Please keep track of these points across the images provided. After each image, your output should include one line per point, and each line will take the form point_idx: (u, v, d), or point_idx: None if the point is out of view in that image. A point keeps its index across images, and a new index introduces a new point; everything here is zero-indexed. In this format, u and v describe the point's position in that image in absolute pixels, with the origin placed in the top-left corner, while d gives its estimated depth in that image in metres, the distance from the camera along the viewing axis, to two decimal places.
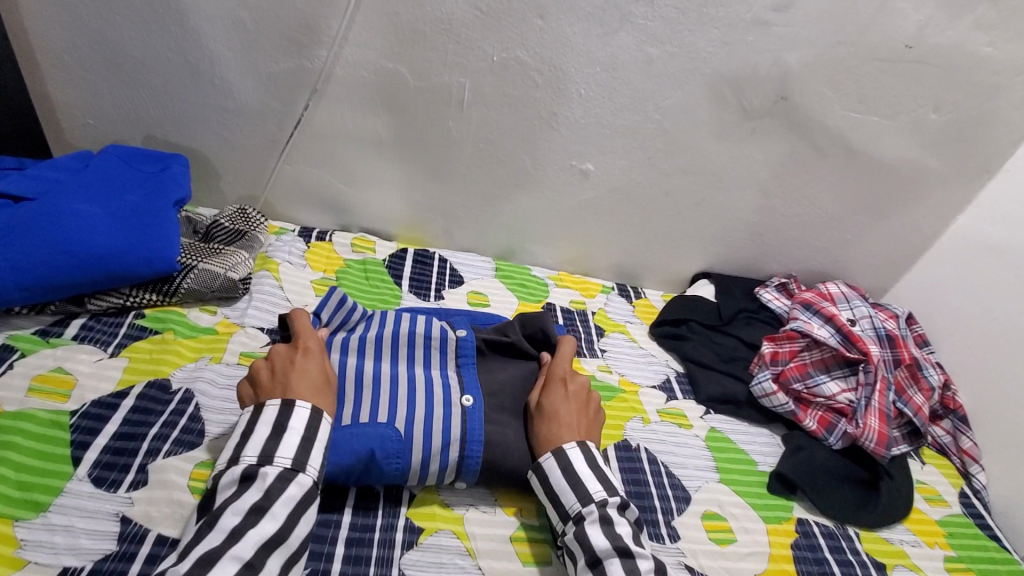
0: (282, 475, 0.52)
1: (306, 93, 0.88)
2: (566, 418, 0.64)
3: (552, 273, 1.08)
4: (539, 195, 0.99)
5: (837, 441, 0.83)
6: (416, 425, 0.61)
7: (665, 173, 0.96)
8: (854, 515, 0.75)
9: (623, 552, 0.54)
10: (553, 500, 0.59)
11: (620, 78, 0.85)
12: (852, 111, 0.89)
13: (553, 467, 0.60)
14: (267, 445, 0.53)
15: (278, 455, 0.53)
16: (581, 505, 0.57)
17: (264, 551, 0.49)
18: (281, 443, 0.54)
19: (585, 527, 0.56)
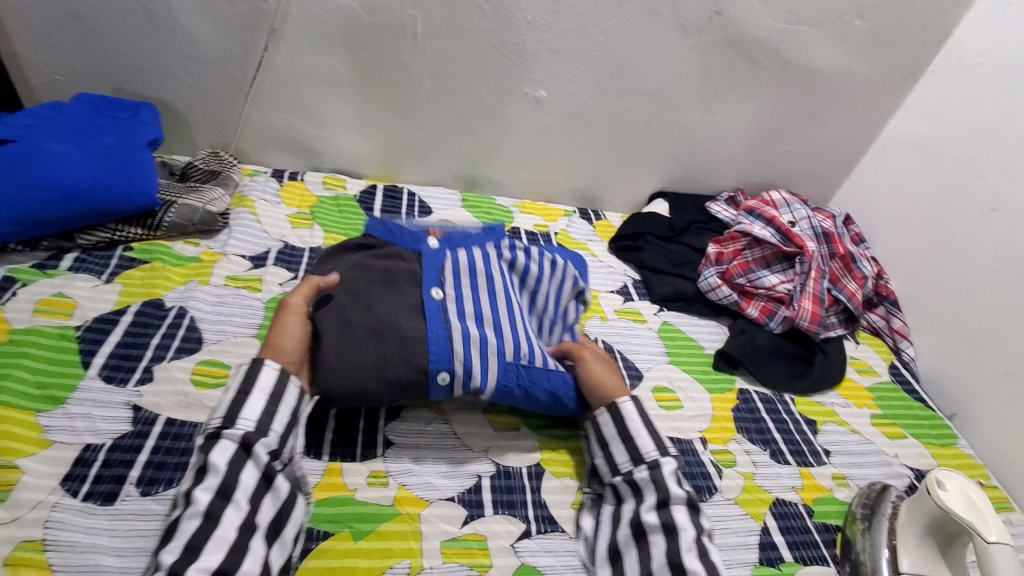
0: (212, 435, 0.53)
1: (264, 35, 0.92)
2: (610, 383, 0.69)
3: (517, 202, 1.15)
4: (497, 126, 1.05)
5: (776, 325, 0.92)
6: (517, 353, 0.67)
7: (614, 95, 1.02)
8: (789, 384, 0.85)
9: (691, 505, 0.57)
10: (627, 440, 0.62)
11: (562, 2, 0.90)
12: (782, 22, 0.95)
13: (631, 412, 0.64)
14: (231, 408, 0.54)
15: (212, 417, 0.54)
16: (658, 454, 0.61)
17: (220, 498, 0.49)
18: (246, 407, 0.54)
19: (661, 472, 0.59)
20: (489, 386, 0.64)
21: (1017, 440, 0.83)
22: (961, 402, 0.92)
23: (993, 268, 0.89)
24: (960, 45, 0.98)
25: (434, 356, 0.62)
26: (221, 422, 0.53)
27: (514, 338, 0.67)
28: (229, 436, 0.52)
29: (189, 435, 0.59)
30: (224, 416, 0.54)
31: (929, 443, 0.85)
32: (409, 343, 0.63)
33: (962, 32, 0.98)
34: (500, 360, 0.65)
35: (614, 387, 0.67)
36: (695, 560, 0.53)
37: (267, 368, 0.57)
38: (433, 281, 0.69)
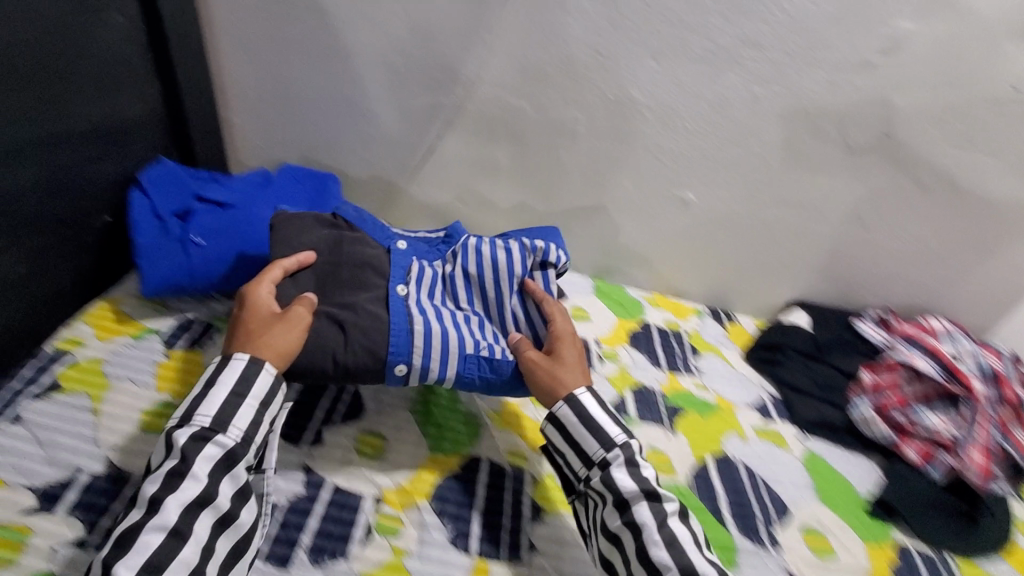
0: (195, 437, 0.59)
1: (440, 124, 1.01)
2: (578, 367, 0.74)
3: (646, 294, 1.14)
4: (638, 222, 1.07)
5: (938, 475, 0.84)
6: (459, 351, 0.74)
7: (762, 204, 1.01)
8: (954, 543, 0.78)
9: (648, 494, 0.65)
10: (577, 448, 0.69)
11: (725, 115, 0.92)
12: (956, 148, 0.92)
13: (591, 404, 0.70)
14: (218, 413, 0.60)
15: (197, 415, 0.60)
16: (604, 451, 0.67)
17: (188, 513, 0.56)
18: (237, 414, 0.61)
19: (610, 471, 0.66)
20: (450, 375, 0.73)
21: None
22: None
23: None
24: None
25: (394, 350, 0.72)
26: (205, 425, 0.60)
27: (472, 335, 0.75)
28: (215, 445, 0.59)
29: (353, 506, 0.68)
30: (209, 420, 0.60)
31: None
32: (372, 331, 0.72)
33: None
34: (459, 354, 0.74)
35: (565, 386, 0.72)
36: (664, 550, 0.61)
37: (266, 372, 0.64)
38: (401, 278, 0.78)
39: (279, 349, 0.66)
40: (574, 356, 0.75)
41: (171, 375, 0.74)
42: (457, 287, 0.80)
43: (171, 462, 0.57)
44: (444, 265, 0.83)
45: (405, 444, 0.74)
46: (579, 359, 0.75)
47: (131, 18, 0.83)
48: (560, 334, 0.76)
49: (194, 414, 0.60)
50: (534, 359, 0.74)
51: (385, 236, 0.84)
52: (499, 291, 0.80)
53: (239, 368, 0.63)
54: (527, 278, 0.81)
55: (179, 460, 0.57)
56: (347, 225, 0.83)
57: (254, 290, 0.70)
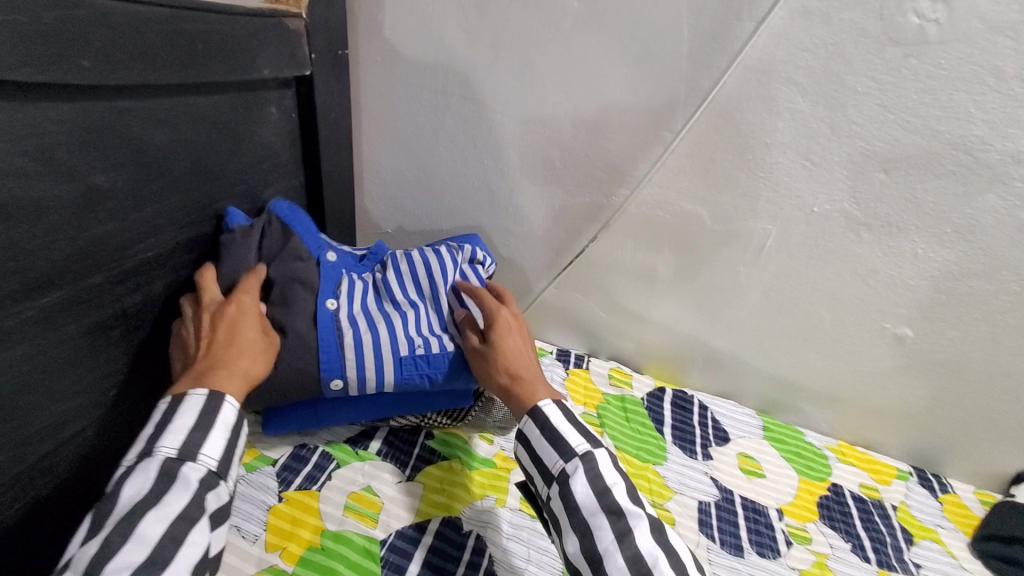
0: (164, 471, 0.47)
1: (595, 227, 0.88)
2: (523, 361, 0.67)
3: (830, 442, 0.93)
4: (830, 354, 0.87)
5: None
6: (386, 355, 0.67)
7: (1009, 352, 0.78)
8: None
9: (611, 510, 0.52)
10: (538, 465, 0.58)
11: (974, 242, 0.73)
12: None
13: (556, 413, 0.60)
14: (188, 440, 0.49)
15: (161, 446, 0.48)
16: (564, 461, 0.56)
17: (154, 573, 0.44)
18: (207, 441, 0.50)
19: (570, 482, 0.55)
20: (389, 380, 0.68)
21: None
22: None
23: None
24: None
25: (326, 365, 0.65)
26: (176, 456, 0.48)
27: (406, 334, 0.69)
28: (196, 467, 0.48)
29: None
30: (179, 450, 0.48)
31: None
32: (299, 351, 0.64)
33: None
34: (394, 358, 0.68)
35: (525, 387, 0.64)
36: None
37: (225, 405, 0.52)
38: (331, 292, 0.69)
39: (246, 369, 0.56)
40: (518, 364, 0.66)
41: (278, 525, 0.62)
42: (392, 286, 0.73)
43: (138, 492, 0.46)
44: (375, 273, 0.76)
45: None
46: (524, 353, 0.68)
47: (285, 109, 0.79)
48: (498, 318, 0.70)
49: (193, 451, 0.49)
50: (471, 349, 0.68)
51: (317, 244, 0.73)
52: (434, 283, 0.74)
53: (200, 403, 0.51)
54: (461, 274, 0.78)
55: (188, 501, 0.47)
56: (276, 224, 0.72)
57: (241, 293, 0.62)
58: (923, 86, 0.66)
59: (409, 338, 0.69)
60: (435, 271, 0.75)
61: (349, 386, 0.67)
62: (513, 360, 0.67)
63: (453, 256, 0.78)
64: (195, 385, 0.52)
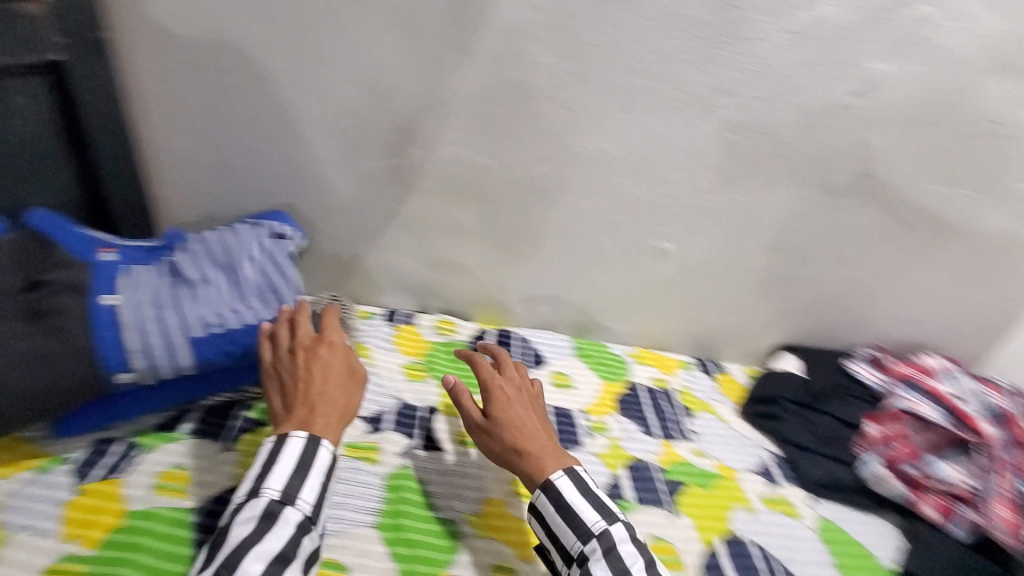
0: (272, 505, 0.58)
1: (399, 188, 0.94)
2: (334, 392, 0.68)
3: (631, 350, 1.08)
4: (619, 275, 1.01)
5: (961, 534, 0.78)
6: (182, 338, 0.68)
7: (744, 250, 0.97)
8: None
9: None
10: (556, 542, 0.64)
11: (700, 163, 0.89)
12: (938, 185, 0.88)
13: (567, 489, 0.64)
14: (288, 485, 0.59)
15: (266, 488, 0.59)
16: (582, 542, 0.62)
17: None
18: (303, 486, 0.60)
19: (588, 565, 0.60)
20: (189, 361, 0.69)
21: None
22: None
23: None
24: None
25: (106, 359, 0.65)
26: (280, 498, 0.59)
27: (196, 314, 0.70)
28: (294, 510, 0.59)
29: None
30: (280, 492, 0.59)
31: None
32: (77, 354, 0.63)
33: None
34: (189, 339, 0.69)
35: (541, 467, 0.66)
36: None
37: (323, 449, 0.63)
38: (107, 288, 0.67)
39: (338, 412, 0.67)
40: (529, 439, 0.68)
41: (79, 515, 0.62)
42: (183, 266, 0.73)
43: (243, 532, 0.56)
44: (167, 260, 0.75)
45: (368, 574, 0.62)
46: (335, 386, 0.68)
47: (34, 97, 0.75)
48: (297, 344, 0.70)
49: (294, 497, 0.59)
50: (474, 425, 0.69)
51: (84, 246, 0.71)
52: (232, 256, 0.76)
53: (301, 446, 0.62)
54: (264, 247, 0.79)
55: (281, 546, 0.56)
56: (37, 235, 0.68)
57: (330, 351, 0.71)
58: (636, 36, 0.79)
59: (203, 318, 0.70)
60: (230, 249, 0.76)
61: (143, 375, 0.68)
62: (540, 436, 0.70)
63: (255, 235, 0.79)
64: (303, 427, 0.64)
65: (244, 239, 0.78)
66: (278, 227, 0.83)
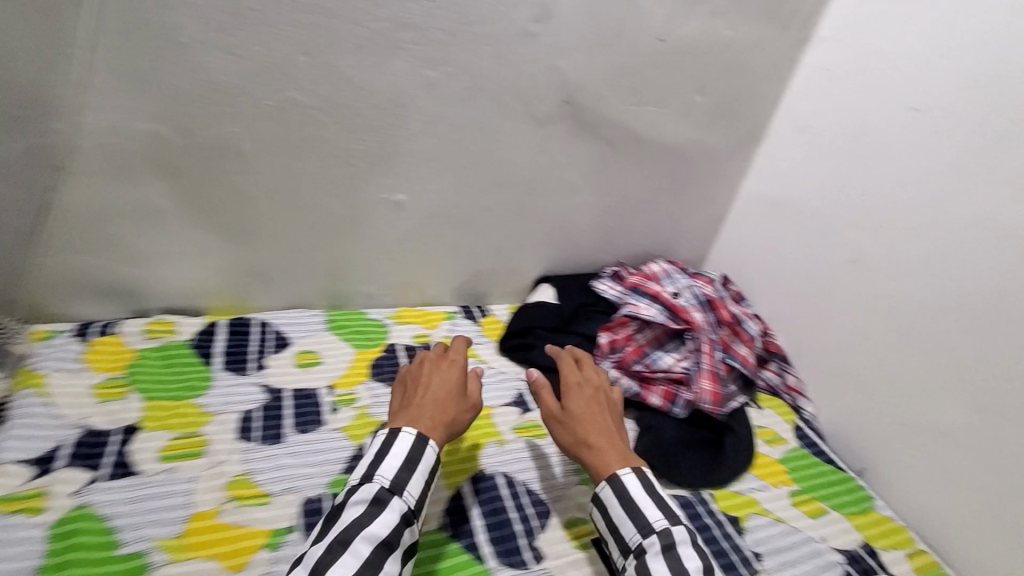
0: (382, 494, 0.60)
1: (46, 173, 0.75)
2: (588, 416, 0.73)
3: (392, 312, 1.04)
4: (358, 235, 0.95)
5: (678, 411, 0.88)
6: None
7: (477, 190, 0.96)
8: (706, 478, 0.80)
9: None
10: (614, 532, 0.64)
11: (405, 105, 0.84)
12: (629, 104, 0.95)
13: (632, 484, 0.65)
14: (399, 474, 0.62)
15: (377, 474, 0.61)
16: (641, 538, 0.62)
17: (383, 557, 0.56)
18: (409, 481, 0.62)
19: (646, 560, 0.60)
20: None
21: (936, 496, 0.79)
22: (867, 455, 0.89)
23: (863, 322, 0.89)
24: (791, 109, 1.01)
25: None
26: (390, 486, 0.61)
27: None
28: (399, 500, 0.60)
29: None
30: (392, 481, 0.61)
31: (851, 514, 0.80)
32: None
33: (791, 98, 1.01)
34: None
35: (603, 460, 0.68)
36: None
37: (406, 433, 0.64)
38: None
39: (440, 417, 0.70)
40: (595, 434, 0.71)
41: None
42: None
43: (392, 511, 0.59)
44: None
45: None
46: (590, 406, 0.74)
47: None
48: (566, 383, 0.77)
49: (402, 489, 0.61)
50: (551, 415, 0.74)
51: None
52: None
53: (410, 441, 0.64)
54: None
55: (389, 529, 0.58)
56: None
57: (447, 364, 0.76)
58: None
59: None
60: None
61: None
62: (565, 427, 0.72)
63: None
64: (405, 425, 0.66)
65: None
66: None
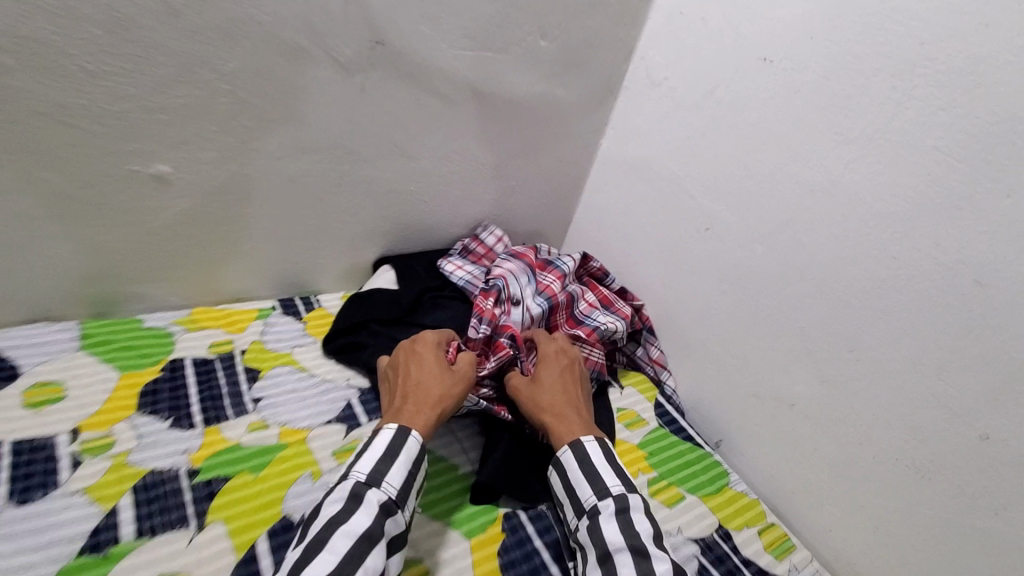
0: (361, 487, 0.55)
1: None
2: (559, 385, 0.74)
3: (184, 315, 0.83)
4: (110, 221, 0.71)
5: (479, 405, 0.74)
6: None
7: (275, 156, 0.76)
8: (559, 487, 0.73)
9: (637, 550, 0.56)
10: (571, 495, 0.64)
11: (139, 42, 0.61)
12: (460, 48, 0.79)
13: (594, 450, 0.66)
14: (375, 466, 0.58)
15: (354, 470, 0.57)
16: (597, 499, 0.62)
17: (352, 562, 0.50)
18: (388, 471, 0.58)
19: (598, 520, 0.60)
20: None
21: (784, 467, 0.78)
22: (723, 427, 0.86)
23: (717, 291, 0.85)
24: (644, 58, 0.92)
25: None
26: (366, 480, 0.56)
27: None
28: (377, 491, 0.56)
29: None
30: (367, 475, 0.57)
31: (708, 496, 0.77)
32: None
33: (644, 46, 0.91)
34: None
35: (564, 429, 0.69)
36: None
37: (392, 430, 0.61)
38: None
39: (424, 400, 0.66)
40: (563, 405, 0.72)
41: None
42: None
43: (337, 505, 0.54)
44: None
45: None
46: (561, 377, 0.75)
47: None
48: (544, 355, 0.78)
49: (381, 480, 0.57)
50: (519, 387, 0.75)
51: None
52: None
53: (390, 436, 0.61)
54: None
55: (371, 522, 0.53)
56: None
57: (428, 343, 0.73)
58: None
59: None
60: None
61: None
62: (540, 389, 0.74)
63: None
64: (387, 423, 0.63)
65: None
66: None
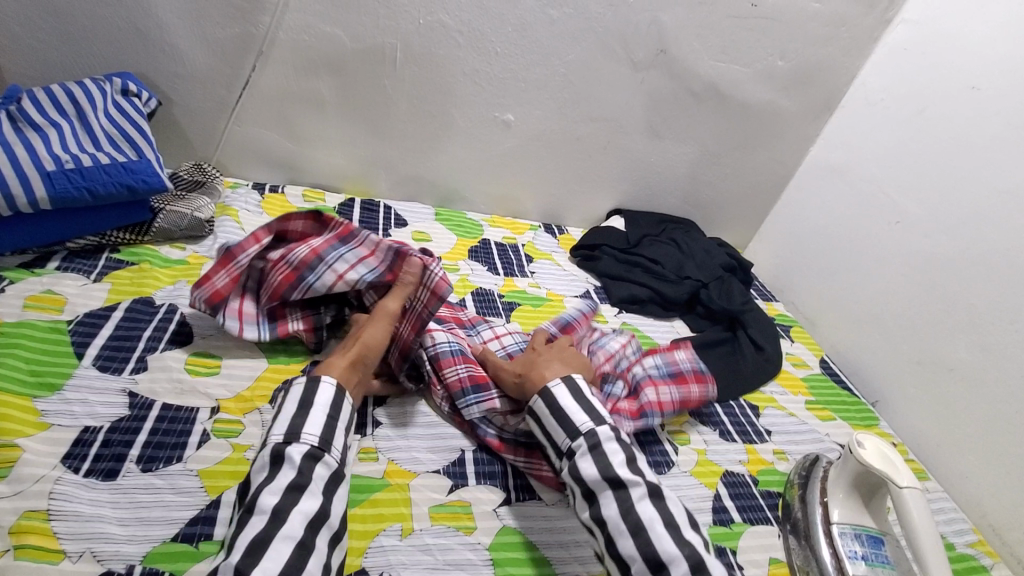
0: (307, 453, 0.54)
1: (252, 57, 0.96)
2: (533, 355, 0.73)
3: (485, 217, 1.24)
4: (470, 146, 1.13)
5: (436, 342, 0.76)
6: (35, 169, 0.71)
7: (573, 120, 1.13)
8: (740, 387, 0.93)
9: (614, 482, 0.57)
10: (549, 440, 0.64)
11: (528, 37, 1.01)
12: (717, 61, 1.09)
13: (562, 393, 0.64)
14: (290, 424, 0.56)
15: (272, 434, 0.55)
16: (571, 439, 0.61)
17: (311, 528, 0.50)
18: (305, 421, 0.56)
19: (575, 459, 0.59)
20: (42, 195, 0.72)
21: (937, 424, 0.92)
22: (882, 390, 1.02)
23: (897, 274, 1.01)
24: (865, 83, 1.13)
25: None
26: (282, 438, 0.55)
27: (51, 151, 0.74)
28: (297, 446, 0.54)
29: (186, 418, 0.63)
30: (284, 433, 0.55)
31: (855, 423, 0.95)
32: None
33: (866, 74, 1.13)
34: (42, 173, 0.72)
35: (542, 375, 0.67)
36: (629, 538, 0.53)
37: (324, 382, 0.60)
38: None
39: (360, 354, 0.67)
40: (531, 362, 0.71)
41: None
42: (27, 110, 0.75)
43: (263, 473, 0.53)
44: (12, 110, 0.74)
45: (236, 358, 0.72)
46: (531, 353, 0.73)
47: None
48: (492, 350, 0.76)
49: (299, 433, 0.55)
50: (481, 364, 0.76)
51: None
52: (83, 110, 0.80)
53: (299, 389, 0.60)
54: (118, 103, 0.84)
55: (298, 473, 0.52)
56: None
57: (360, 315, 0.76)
58: None
59: (57, 152, 0.74)
60: (94, 109, 0.81)
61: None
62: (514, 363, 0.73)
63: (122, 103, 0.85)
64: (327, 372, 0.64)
65: (114, 90, 0.85)
66: (135, 87, 0.88)
